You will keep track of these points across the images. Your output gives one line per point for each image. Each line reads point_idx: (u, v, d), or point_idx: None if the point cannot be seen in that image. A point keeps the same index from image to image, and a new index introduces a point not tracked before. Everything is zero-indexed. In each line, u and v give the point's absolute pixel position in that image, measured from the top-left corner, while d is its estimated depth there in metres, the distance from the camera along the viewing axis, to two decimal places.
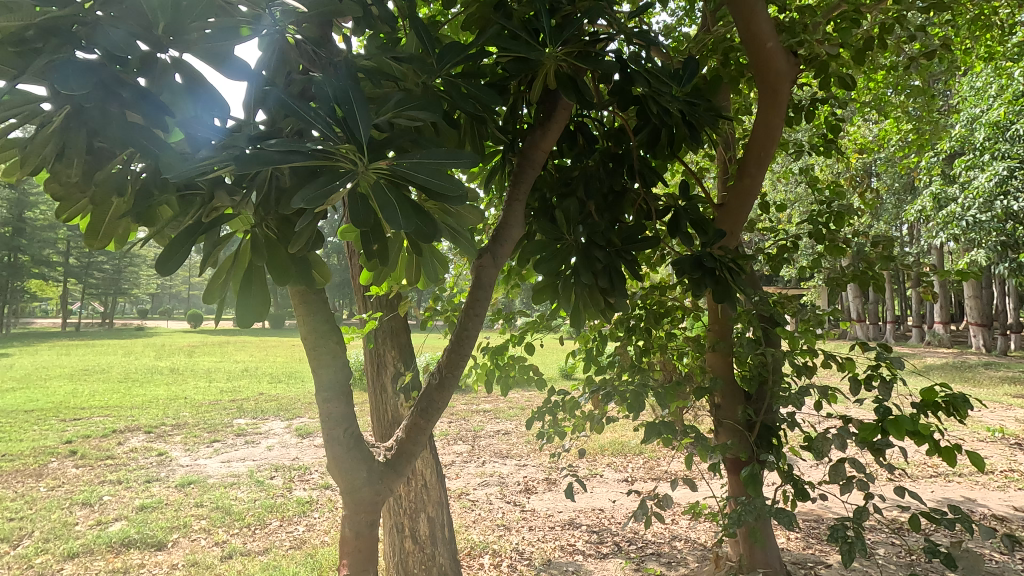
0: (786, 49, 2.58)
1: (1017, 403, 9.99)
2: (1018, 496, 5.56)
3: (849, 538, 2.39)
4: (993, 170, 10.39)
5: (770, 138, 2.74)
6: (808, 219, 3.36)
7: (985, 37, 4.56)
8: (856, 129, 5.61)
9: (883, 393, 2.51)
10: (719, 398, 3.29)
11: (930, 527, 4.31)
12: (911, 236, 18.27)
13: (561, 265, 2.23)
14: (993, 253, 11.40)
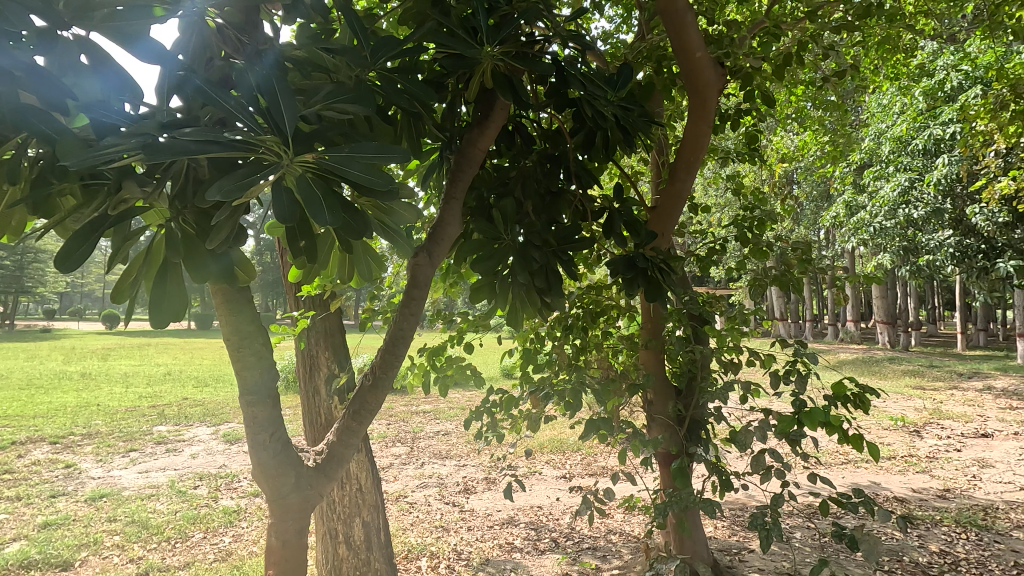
0: (712, 60, 2.70)
1: (916, 394, 10.94)
2: (916, 478, 6.10)
3: (767, 525, 2.53)
4: (896, 181, 11.34)
5: (699, 144, 2.86)
6: (734, 224, 3.54)
7: (890, 59, 4.97)
8: (779, 140, 5.98)
9: (799, 386, 2.68)
10: (651, 394, 3.42)
11: (839, 511, 4.64)
12: (827, 241, 19.65)
13: (499, 265, 2.23)
14: (896, 258, 12.45)
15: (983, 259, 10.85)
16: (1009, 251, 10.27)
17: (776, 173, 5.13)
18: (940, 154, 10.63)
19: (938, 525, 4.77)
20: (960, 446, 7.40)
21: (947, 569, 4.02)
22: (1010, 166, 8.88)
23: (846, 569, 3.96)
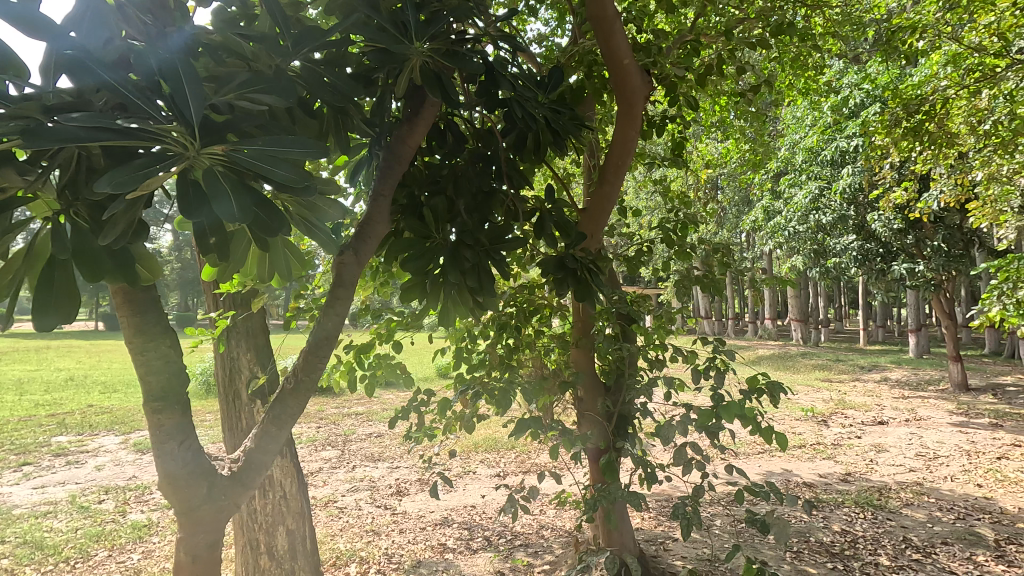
0: (640, 68, 2.79)
1: (823, 386, 11.85)
2: (822, 464, 6.61)
3: (688, 514, 2.65)
4: (808, 189, 12.21)
5: (627, 149, 2.95)
6: (660, 226, 3.69)
7: (802, 76, 5.35)
8: (703, 147, 6.28)
9: (718, 381, 2.82)
10: (581, 391, 3.50)
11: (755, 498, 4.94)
12: (748, 243, 20.86)
13: (429, 264, 2.19)
14: (807, 260, 13.42)
15: (880, 262, 11.45)
16: (902, 255, 11.05)
17: (700, 179, 5.39)
18: (846, 165, 11.55)
19: (840, 506, 5.19)
20: (860, 433, 8.08)
21: (847, 547, 4.39)
22: (904, 178, 9.79)
23: (760, 551, 4.23)
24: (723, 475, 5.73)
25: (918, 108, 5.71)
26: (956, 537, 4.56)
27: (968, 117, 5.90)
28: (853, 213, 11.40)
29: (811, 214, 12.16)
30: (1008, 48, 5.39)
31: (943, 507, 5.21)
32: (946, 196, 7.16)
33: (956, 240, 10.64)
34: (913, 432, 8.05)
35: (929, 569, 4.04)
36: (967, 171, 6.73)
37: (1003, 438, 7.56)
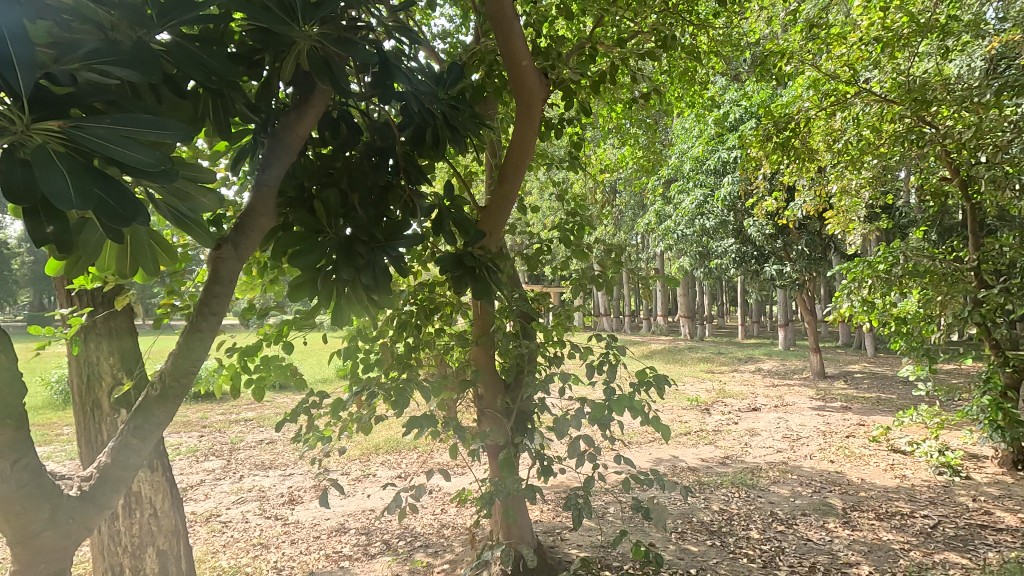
0: (537, 71, 2.85)
1: (707, 377, 12.88)
2: (704, 449, 7.17)
3: (579, 504, 2.75)
4: (695, 195, 13.18)
5: (525, 149, 3.00)
6: (559, 227, 3.79)
7: (688, 90, 5.75)
8: (601, 151, 6.56)
9: (609, 376, 2.96)
10: (481, 389, 3.51)
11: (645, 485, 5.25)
12: (643, 245, 22.14)
13: (321, 260, 2.03)
14: (694, 261, 14.51)
15: (755, 264, 12.62)
16: (773, 258, 12.27)
17: (597, 182, 5.62)
18: (727, 174, 12.60)
19: (719, 487, 5.67)
20: (737, 419, 8.88)
21: (723, 524, 4.79)
22: (775, 188, 10.87)
23: (648, 535, 4.50)
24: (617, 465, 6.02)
25: (785, 126, 6.36)
26: (812, 508, 5.14)
27: (825, 136, 6.66)
28: (732, 219, 12.48)
29: (697, 218, 13.13)
30: (857, 77, 6.15)
31: (802, 482, 5.85)
32: (808, 206, 8.04)
33: (816, 245, 12.01)
34: (780, 417, 8.99)
35: (791, 539, 4.53)
36: (824, 184, 7.62)
37: (850, 418, 8.65)
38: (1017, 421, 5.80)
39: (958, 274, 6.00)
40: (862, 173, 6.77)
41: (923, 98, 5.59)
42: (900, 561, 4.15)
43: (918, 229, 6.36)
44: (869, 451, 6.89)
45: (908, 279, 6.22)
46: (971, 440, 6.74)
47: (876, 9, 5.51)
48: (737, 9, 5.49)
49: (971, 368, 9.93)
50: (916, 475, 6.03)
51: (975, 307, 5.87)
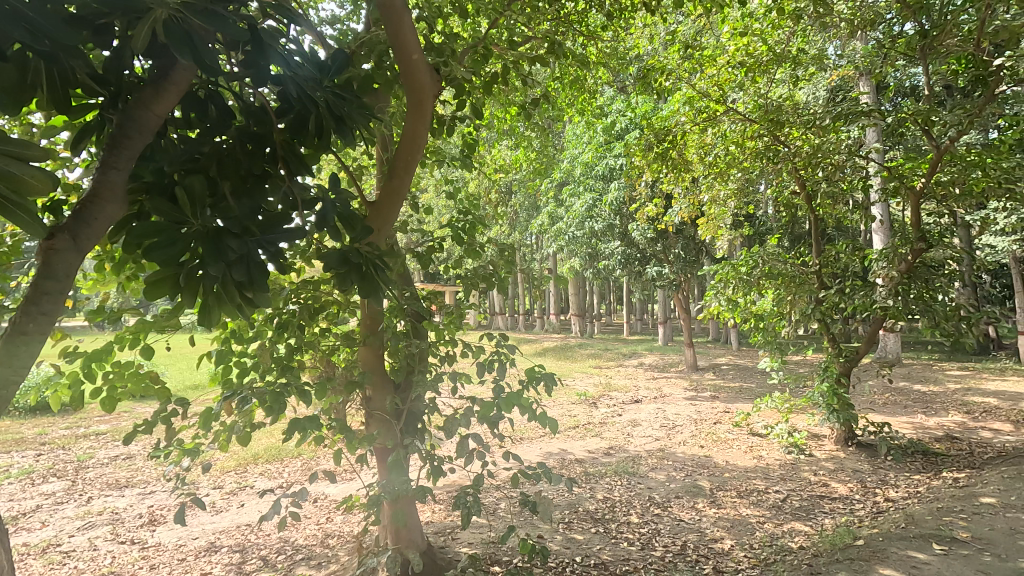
0: (429, 65, 2.79)
1: (595, 373, 13.53)
2: (591, 442, 7.53)
3: (468, 502, 2.76)
4: (585, 199, 13.81)
5: (416, 144, 2.94)
6: (451, 225, 3.75)
7: (578, 97, 6.00)
8: (495, 152, 6.64)
9: (500, 373, 2.99)
10: (369, 391, 3.38)
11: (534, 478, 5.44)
12: (536, 245, 22.77)
13: (184, 252, 1.72)
14: (584, 262, 15.18)
15: (638, 265, 13.48)
16: (654, 260, 13.18)
17: (491, 183, 5.67)
18: (613, 180, 13.36)
19: (604, 476, 5.98)
20: (621, 412, 9.43)
21: (607, 511, 5.06)
22: (655, 195, 11.69)
23: (537, 527, 4.63)
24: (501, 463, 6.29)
25: (665, 138, 6.87)
26: (684, 491, 5.59)
27: (698, 149, 7.28)
28: (619, 223, 13.22)
29: (586, 221, 13.75)
30: (725, 97, 6.79)
31: (677, 467, 6.34)
32: (684, 213, 8.74)
33: (691, 249, 13.09)
34: (658, 407, 9.69)
35: (665, 520, 4.89)
36: (697, 193, 8.33)
37: (717, 407, 9.54)
38: (848, 403, 6.74)
39: (805, 277, 6.84)
40: (729, 184, 7.49)
41: (777, 120, 6.31)
42: (756, 533, 4.64)
43: (774, 236, 7.15)
44: (732, 435, 7.64)
45: (765, 281, 6.98)
46: (812, 421, 7.73)
47: (741, 37, 6.12)
48: (623, 25, 5.82)
49: (813, 358, 11.37)
50: (770, 455, 6.78)
51: (817, 306, 6.72)
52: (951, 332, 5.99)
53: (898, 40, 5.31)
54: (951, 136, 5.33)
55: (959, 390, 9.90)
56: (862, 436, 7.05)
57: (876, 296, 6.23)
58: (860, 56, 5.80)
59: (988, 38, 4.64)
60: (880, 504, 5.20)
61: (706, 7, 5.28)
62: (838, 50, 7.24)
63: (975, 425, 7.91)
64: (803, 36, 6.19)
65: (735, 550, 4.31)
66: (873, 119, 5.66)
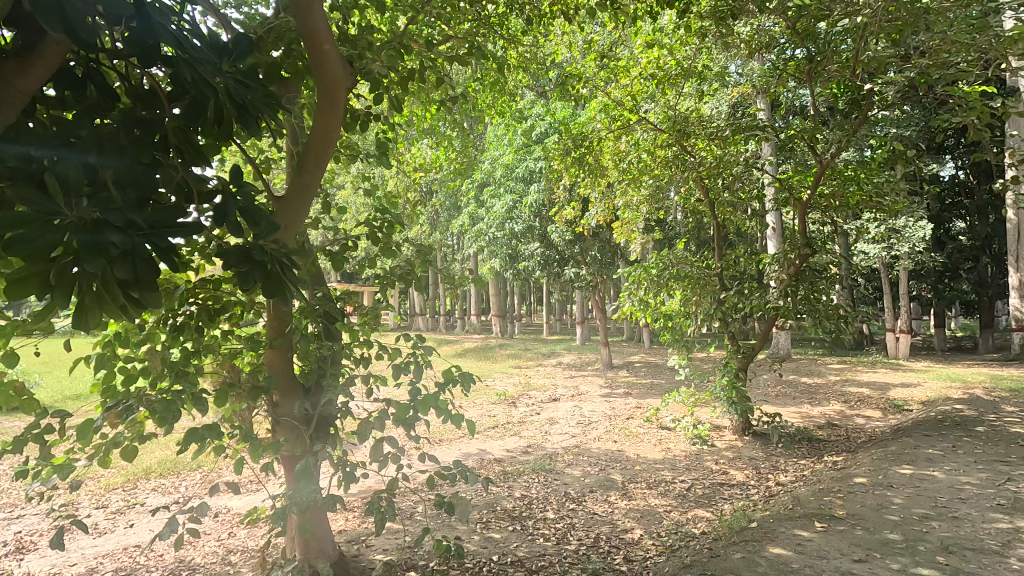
0: (341, 57, 2.70)
1: (515, 373, 13.69)
2: (510, 441, 7.61)
3: (382, 507, 2.67)
4: (505, 200, 13.95)
5: (328, 138, 2.82)
6: (365, 223, 3.62)
7: (499, 99, 6.05)
8: (415, 150, 6.54)
9: (416, 374, 2.92)
10: (276, 396, 3.19)
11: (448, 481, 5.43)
12: (457, 245, 22.68)
13: (55, 246, 1.50)
14: (504, 263, 15.32)
15: (557, 267, 13.81)
16: (572, 262, 13.55)
17: (410, 181, 5.57)
18: (533, 182, 13.65)
19: (521, 474, 6.06)
20: (539, 410, 9.61)
21: (524, 509, 5.13)
22: (573, 199, 12.02)
23: (454, 529, 4.60)
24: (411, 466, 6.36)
25: (583, 143, 7.20)
26: (598, 485, 5.79)
27: (613, 155, 7.59)
28: (538, 225, 13.48)
29: (507, 222, 13.89)
30: (638, 107, 7.10)
31: (591, 462, 6.55)
32: (599, 216, 9.06)
33: (606, 251, 13.59)
34: (575, 405, 9.96)
35: (580, 514, 5.03)
36: (612, 197, 8.66)
37: (630, 402, 9.96)
38: (745, 396, 7.30)
39: (708, 279, 7.28)
40: (642, 190, 7.87)
41: (684, 131, 6.70)
42: (663, 521, 4.89)
43: (681, 240, 7.58)
44: (644, 430, 8.02)
45: (673, 282, 7.38)
46: (715, 413, 8.27)
47: (652, 51, 6.45)
48: (542, 30, 5.94)
49: (717, 355, 12.18)
50: (677, 447, 7.19)
51: (719, 306, 7.20)
52: (832, 329, 6.63)
53: (789, 63, 5.81)
54: (832, 153, 5.92)
55: (838, 382, 10.99)
56: (757, 426, 7.65)
57: (769, 297, 6.77)
58: (757, 76, 6.28)
59: (862, 66, 5.19)
60: (771, 488, 5.66)
61: (620, 19, 5.51)
62: (739, 69, 7.81)
63: (851, 413, 8.81)
64: (708, 53, 6.58)
65: (644, 539, 4.52)
66: (767, 134, 6.08)
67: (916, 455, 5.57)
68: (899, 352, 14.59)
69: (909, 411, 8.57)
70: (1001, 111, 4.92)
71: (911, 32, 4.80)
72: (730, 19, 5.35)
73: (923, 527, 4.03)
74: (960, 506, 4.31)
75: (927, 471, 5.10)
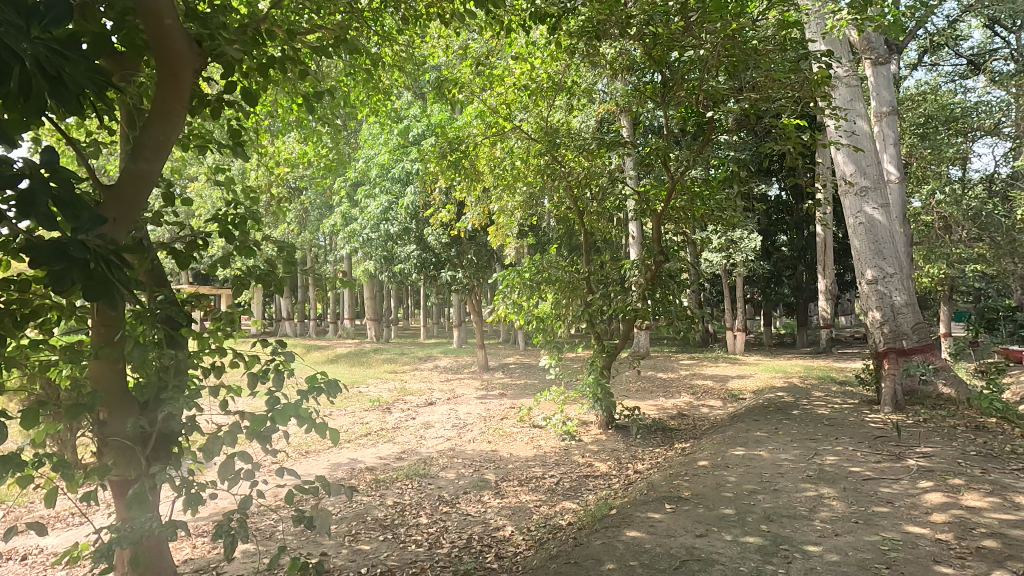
0: (187, 34, 2.46)
1: (390, 377, 13.36)
2: (382, 448, 7.40)
3: (232, 528, 2.47)
4: (380, 201, 13.60)
5: (170, 122, 2.53)
6: (217, 219, 3.25)
7: (373, 97, 5.88)
8: (279, 144, 6.13)
9: (275, 384, 2.70)
10: (104, 413, 2.75)
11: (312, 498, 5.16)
12: (329, 246, 21.60)
13: None
14: (379, 265, 14.91)
15: (433, 270, 13.73)
16: (449, 265, 13.54)
17: (273, 177, 5.20)
18: (410, 184, 13.48)
19: (394, 482, 5.92)
20: (414, 415, 9.47)
21: (395, 516, 5.02)
22: (449, 202, 12.06)
23: (319, 545, 4.37)
24: (272, 483, 5.93)
25: (458, 147, 7.42)
26: (472, 486, 5.84)
27: (487, 161, 7.74)
28: (414, 227, 13.29)
29: (381, 223, 13.58)
30: (513, 116, 7.31)
31: (465, 464, 6.60)
32: (475, 220, 9.19)
33: (482, 255, 13.80)
34: (450, 408, 9.96)
35: (454, 517, 5.04)
36: (488, 202, 8.84)
37: (504, 403, 10.22)
38: (608, 392, 7.86)
39: (576, 283, 7.69)
40: (516, 196, 8.05)
41: (555, 142, 7.03)
42: (533, 516, 5.07)
43: (552, 246, 7.92)
44: (516, 429, 8.25)
45: (545, 285, 7.70)
46: (582, 410, 8.77)
47: (525, 63, 6.71)
48: (418, 31, 5.88)
49: (584, 355, 12.94)
50: (547, 443, 7.50)
51: (585, 308, 7.65)
52: (681, 329, 7.36)
53: (647, 86, 6.32)
54: (682, 170, 6.57)
55: (687, 376, 12.22)
56: (619, 419, 8.24)
57: (630, 299, 7.34)
58: (620, 96, 6.78)
59: (705, 95, 5.83)
60: (630, 476, 6.13)
61: (494, 28, 5.65)
62: (604, 87, 8.37)
63: (697, 404, 9.85)
64: (576, 71, 6.96)
65: (514, 536, 4.65)
66: (627, 150, 6.54)
67: (747, 438, 6.37)
68: (737, 348, 16.61)
69: (742, 399, 9.79)
70: (810, 142, 5.81)
71: (743, 69, 5.50)
72: (596, 40, 5.72)
73: (752, 500, 4.61)
74: (780, 479, 5.01)
75: (755, 451, 5.86)
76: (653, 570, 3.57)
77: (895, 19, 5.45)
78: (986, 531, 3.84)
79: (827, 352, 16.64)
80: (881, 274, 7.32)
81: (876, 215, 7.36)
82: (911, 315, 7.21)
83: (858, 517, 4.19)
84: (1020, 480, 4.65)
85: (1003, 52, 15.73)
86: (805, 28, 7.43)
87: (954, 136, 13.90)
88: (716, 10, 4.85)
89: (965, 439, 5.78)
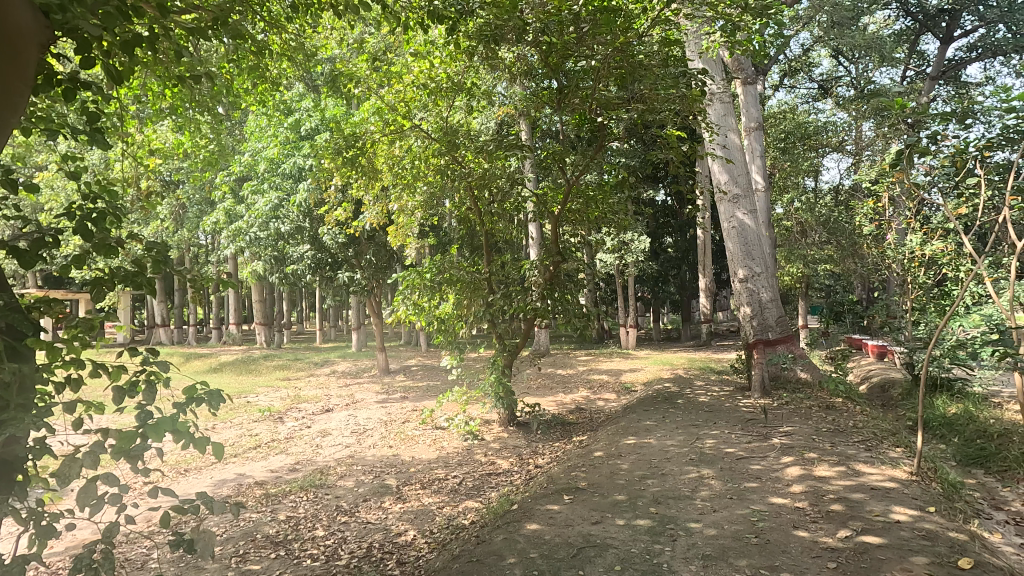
0: (31, 4, 2.18)
1: (282, 386, 12.57)
2: (274, 460, 6.99)
3: (96, 560, 2.18)
4: (269, 198, 12.80)
5: (11, 103, 2.20)
6: (66, 213, 2.79)
7: (258, 86, 5.52)
8: (148, 132, 5.59)
9: (147, 397, 2.43)
10: None
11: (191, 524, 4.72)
12: (210, 245, 19.91)
13: None
14: (270, 266, 14.15)
15: (329, 270, 13.04)
16: (346, 265, 12.97)
17: (142, 169, 4.69)
18: (302, 180, 12.86)
19: (287, 495, 5.61)
20: (309, 423, 9.01)
21: (289, 532, 4.76)
22: (345, 199, 11.60)
23: (201, 571, 4.03)
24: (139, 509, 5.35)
25: (354, 144, 7.19)
26: (372, 493, 5.68)
27: (386, 158, 7.59)
28: (308, 225, 12.63)
29: (271, 222, 12.89)
30: (411, 114, 7.20)
31: (364, 471, 6.38)
32: (372, 219, 8.95)
33: (382, 255, 13.17)
34: (349, 414, 9.61)
35: (353, 527, 4.87)
36: (386, 201, 8.66)
37: (406, 406, 10.03)
38: (509, 390, 8.02)
39: (477, 282, 7.70)
40: (415, 196, 7.94)
41: (455, 143, 7.04)
42: (435, 518, 5.04)
43: (453, 247, 7.85)
44: (418, 432, 8.16)
45: (446, 286, 7.67)
46: (485, 409, 8.85)
47: (423, 62, 6.69)
48: (310, 21, 5.59)
49: (485, 354, 13.11)
50: (449, 444, 7.48)
51: (487, 308, 7.69)
52: (578, 327, 7.66)
53: (544, 92, 6.49)
54: (576, 174, 6.86)
55: (584, 372, 12.66)
56: (520, 417, 8.42)
57: (530, 299, 7.51)
58: (519, 99, 6.88)
59: (598, 103, 6.09)
60: (531, 471, 6.30)
61: (392, 23, 5.48)
62: (503, 89, 8.48)
63: (594, 398, 10.32)
64: (475, 72, 6.98)
65: (416, 540, 4.59)
66: (526, 152, 6.66)
67: (639, 428, 6.77)
68: (628, 343, 17.60)
69: (634, 392, 10.39)
70: (690, 152, 6.25)
71: (631, 80, 5.83)
72: (494, 44, 5.65)
73: (642, 485, 4.92)
74: (666, 464, 5.39)
75: (645, 439, 6.26)
76: (553, 560, 3.70)
77: (759, 45, 6.08)
78: (833, 497, 4.41)
79: (708, 345, 18.13)
80: (751, 273, 8.11)
81: (746, 220, 8.14)
82: (775, 309, 8.06)
83: (732, 493, 4.62)
84: (860, 450, 5.39)
85: (845, 79, 18.17)
86: (685, 47, 8.12)
87: (808, 151, 15.74)
88: (606, 24, 5.09)
89: (818, 418, 6.58)
